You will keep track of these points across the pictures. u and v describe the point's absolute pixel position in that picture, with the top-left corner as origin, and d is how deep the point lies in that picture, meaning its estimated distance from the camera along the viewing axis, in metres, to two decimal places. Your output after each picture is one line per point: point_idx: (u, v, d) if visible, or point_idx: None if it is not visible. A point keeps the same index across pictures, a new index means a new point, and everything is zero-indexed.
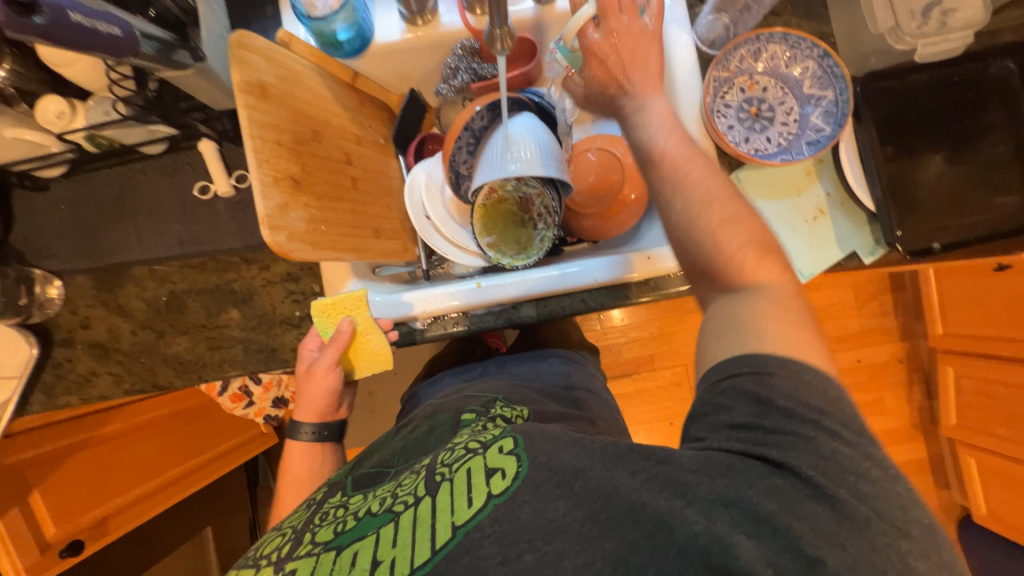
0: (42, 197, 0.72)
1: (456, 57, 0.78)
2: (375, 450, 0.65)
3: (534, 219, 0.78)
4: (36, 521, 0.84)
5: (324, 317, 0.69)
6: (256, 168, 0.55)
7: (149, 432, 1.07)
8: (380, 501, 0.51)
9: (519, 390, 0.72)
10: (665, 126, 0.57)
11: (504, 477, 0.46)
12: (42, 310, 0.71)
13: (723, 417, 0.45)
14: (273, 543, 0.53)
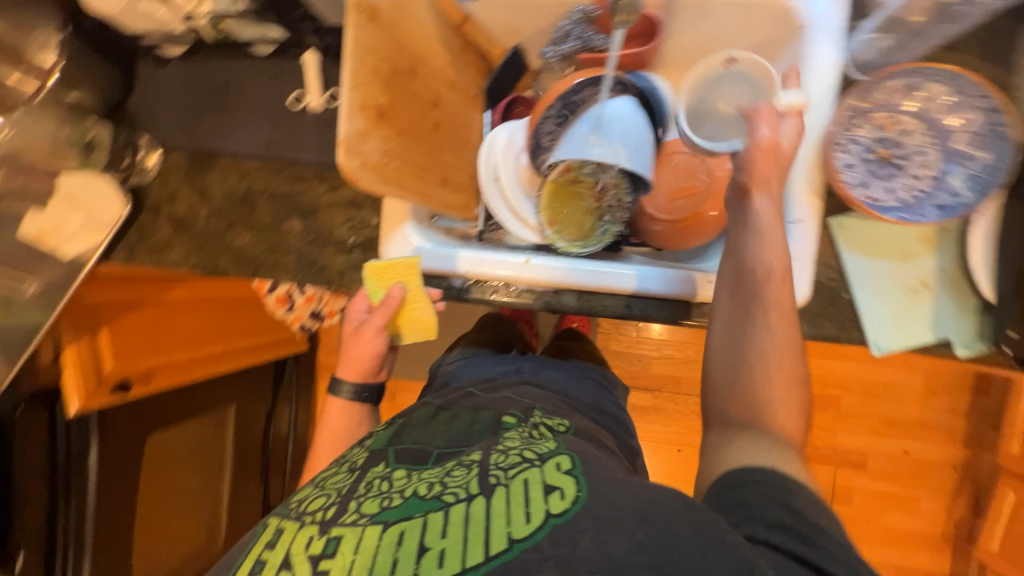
0: (160, 73, 0.78)
1: (571, 22, 0.74)
2: (414, 425, 0.64)
3: (602, 210, 0.75)
4: (96, 355, 0.95)
5: (375, 279, 0.71)
6: (349, 89, 0.56)
7: (191, 308, 1.18)
8: (427, 486, 0.52)
9: (554, 401, 0.74)
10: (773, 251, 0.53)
11: (564, 496, 0.46)
12: (139, 176, 0.78)
13: (755, 515, 0.43)
14: (318, 503, 0.54)
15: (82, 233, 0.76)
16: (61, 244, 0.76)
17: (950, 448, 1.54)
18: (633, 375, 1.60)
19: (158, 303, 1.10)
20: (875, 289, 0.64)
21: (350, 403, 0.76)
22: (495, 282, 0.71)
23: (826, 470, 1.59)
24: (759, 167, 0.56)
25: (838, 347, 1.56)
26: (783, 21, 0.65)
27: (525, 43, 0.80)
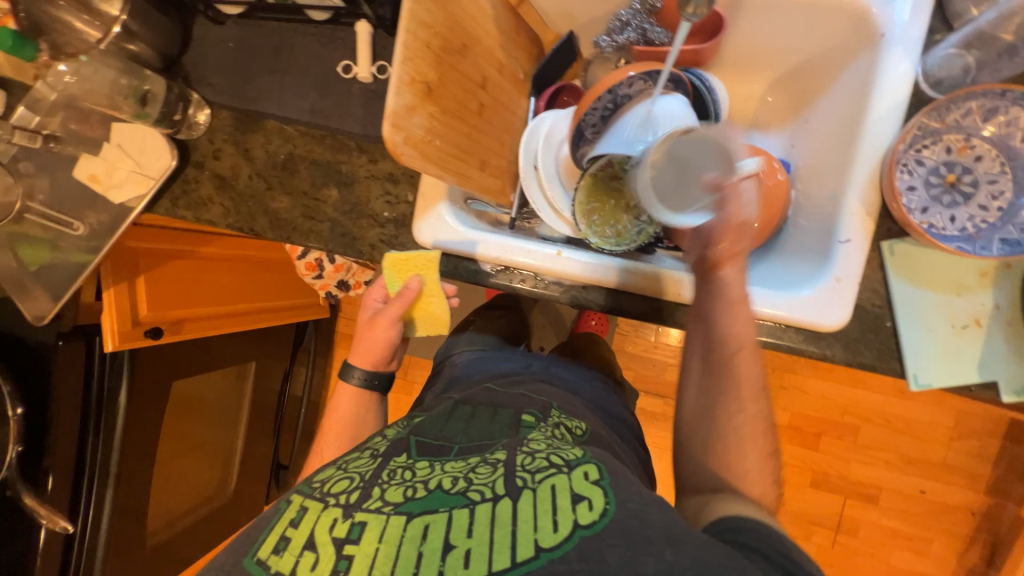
0: (216, 31, 0.78)
1: (631, 12, 0.72)
2: (430, 419, 0.67)
3: (640, 208, 0.73)
4: (134, 300, 0.99)
5: (394, 270, 0.73)
6: (400, 63, 0.55)
7: (215, 266, 1.20)
8: (452, 481, 0.53)
9: (572, 401, 0.76)
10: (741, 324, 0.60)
11: (591, 508, 0.48)
12: (188, 131, 0.79)
13: (758, 552, 0.48)
14: (341, 485, 0.55)
15: (131, 180, 0.81)
16: (113, 188, 0.82)
17: (970, 494, 1.48)
18: (646, 379, 1.58)
19: (196, 257, 1.14)
20: (920, 320, 0.60)
21: (360, 389, 0.80)
22: (524, 271, 0.71)
23: (833, 499, 1.55)
24: (726, 245, 0.60)
25: (863, 376, 1.50)
26: (853, 29, 0.63)
27: (580, 29, 0.79)
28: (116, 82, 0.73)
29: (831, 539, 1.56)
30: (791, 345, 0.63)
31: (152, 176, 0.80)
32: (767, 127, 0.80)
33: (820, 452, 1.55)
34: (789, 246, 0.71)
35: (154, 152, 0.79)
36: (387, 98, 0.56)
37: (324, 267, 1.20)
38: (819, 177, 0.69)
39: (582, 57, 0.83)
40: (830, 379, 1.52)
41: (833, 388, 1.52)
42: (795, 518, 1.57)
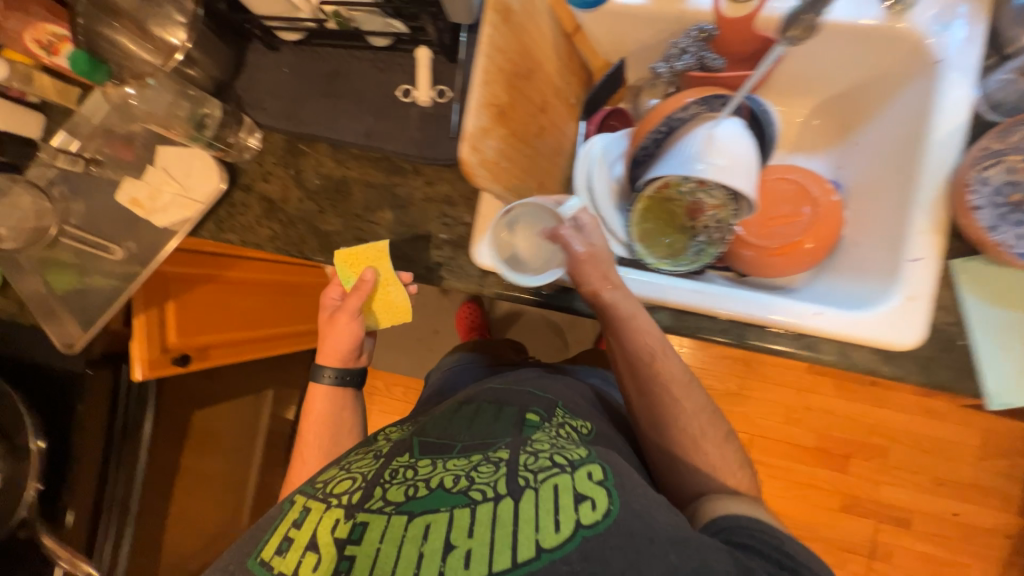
0: (271, 57, 0.79)
1: (688, 39, 0.71)
2: (434, 420, 0.68)
3: (696, 228, 0.75)
4: (164, 326, 0.97)
5: (348, 266, 0.74)
6: (478, 88, 0.56)
7: (245, 289, 1.16)
8: (454, 480, 0.55)
9: (578, 399, 0.76)
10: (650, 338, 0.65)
11: (593, 508, 0.51)
12: (239, 153, 0.79)
13: (748, 543, 0.54)
14: (344, 486, 0.59)
15: (176, 204, 0.80)
16: (156, 212, 0.81)
17: (1002, 515, 1.46)
18: None
19: (221, 281, 1.08)
20: (996, 337, 0.60)
21: (333, 388, 0.78)
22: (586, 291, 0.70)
23: (866, 525, 1.51)
24: (593, 278, 0.63)
25: (888, 395, 1.50)
26: (910, 56, 0.65)
27: (630, 57, 0.80)
28: (173, 105, 0.74)
29: (865, 566, 1.51)
30: (863, 364, 0.63)
31: (198, 200, 0.79)
32: (813, 150, 0.83)
33: (850, 475, 1.52)
34: (847, 261, 0.73)
35: (201, 174, 0.79)
36: (465, 119, 0.56)
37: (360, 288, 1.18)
38: (873, 199, 0.71)
39: (629, 84, 0.85)
40: (856, 399, 1.52)
41: (859, 408, 1.51)
42: (830, 545, 1.52)
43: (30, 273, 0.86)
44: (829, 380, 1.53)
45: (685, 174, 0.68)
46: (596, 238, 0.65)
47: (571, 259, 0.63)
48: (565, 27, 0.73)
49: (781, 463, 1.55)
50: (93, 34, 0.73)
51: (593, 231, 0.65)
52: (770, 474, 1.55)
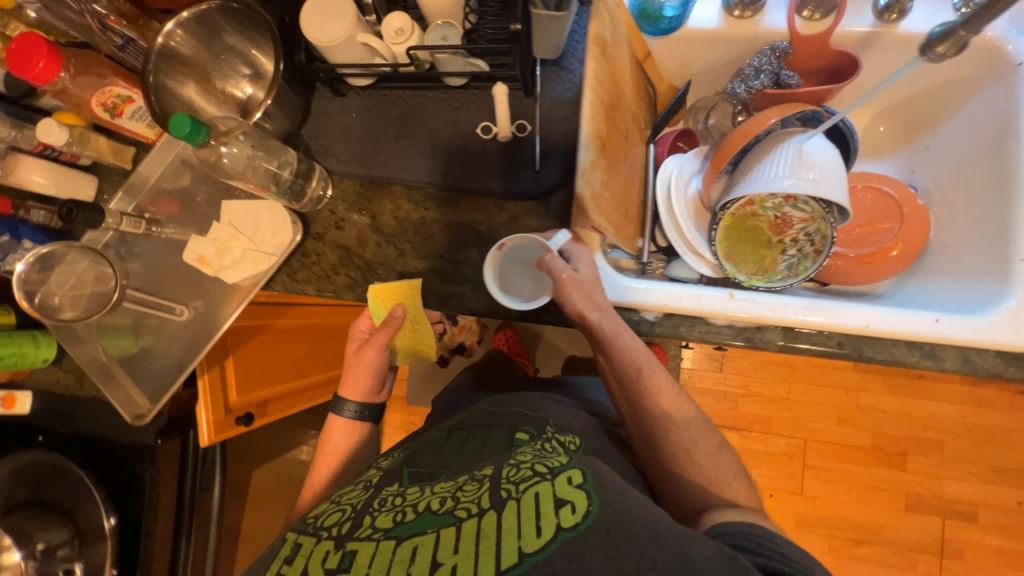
0: (337, 102, 0.77)
1: (762, 58, 0.72)
2: (424, 447, 0.66)
3: (784, 242, 0.74)
4: (225, 385, 0.92)
5: (379, 302, 0.74)
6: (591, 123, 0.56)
7: (291, 337, 1.08)
8: (440, 501, 0.53)
9: (571, 419, 0.71)
10: (639, 355, 0.66)
11: (574, 511, 0.48)
12: (313, 202, 0.76)
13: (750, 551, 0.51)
14: (335, 517, 0.56)
15: (247, 259, 0.77)
16: (226, 269, 0.78)
17: None
18: (718, 413, 1.52)
19: (272, 331, 1.01)
20: None
21: (352, 422, 0.78)
22: (692, 316, 0.68)
23: (934, 523, 1.41)
24: (577, 302, 0.63)
25: (937, 387, 1.43)
26: (987, 60, 0.67)
27: (695, 78, 0.81)
28: (253, 160, 0.69)
29: (937, 568, 1.41)
30: (988, 368, 0.62)
31: (272, 253, 0.76)
32: (879, 154, 0.84)
33: (910, 472, 1.43)
34: (940, 264, 0.73)
35: (274, 227, 0.76)
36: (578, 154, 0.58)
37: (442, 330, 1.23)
38: (960, 200, 0.72)
39: (692, 104, 0.85)
40: (906, 394, 1.44)
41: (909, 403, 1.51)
42: (900, 548, 1.42)
43: (90, 341, 0.81)
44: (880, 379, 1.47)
45: (773, 190, 0.67)
46: (585, 263, 0.66)
47: (555, 283, 0.63)
48: (638, 54, 0.73)
49: (838, 466, 1.46)
50: (164, 93, 0.70)
51: (579, 257, 0.66)
52: (832, 479, 1.46)
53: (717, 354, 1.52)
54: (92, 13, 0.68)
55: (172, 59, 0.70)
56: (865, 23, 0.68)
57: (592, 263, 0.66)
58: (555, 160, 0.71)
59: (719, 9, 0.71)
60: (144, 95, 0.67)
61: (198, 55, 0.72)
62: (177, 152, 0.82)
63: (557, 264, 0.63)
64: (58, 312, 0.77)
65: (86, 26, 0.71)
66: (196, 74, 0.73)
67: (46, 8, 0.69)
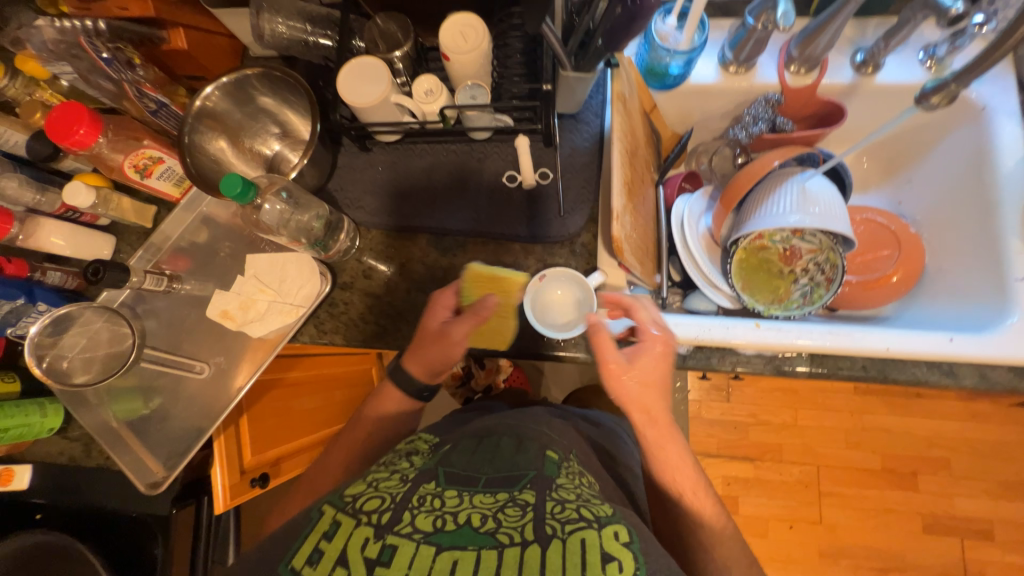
0: (363, 157, 0.80)
1: (759, 107, 0.81)
2: (457, 449, 0.64)
3: (796, 272, 0.79)
4: (239, 443, 0.88)
5: (474, 284, 0.72)
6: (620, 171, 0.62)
7: (303, 389, 1.05)
8: (481, 519, 0.50)
9: (588, 454, 0.72)
10: (679, 465, 0.68)
11: (621, 570, 0.45)
12: (340, 253, 0.77)
13: None
14: (374, 502, 0.52)
15: (273, 311, 0.77)
16: (250, 323, 0.77)
17: None
18: (730, 444, 1.50)
19: (285, 384, 0.98)
20: None
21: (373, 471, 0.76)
22: (722, 347, 0.70)
23: (951, 543, 1.41)
24: (634, 395, 0.65)
25: (935, 404, 1.45)
26: (956, 106, 0.75)
27: (696, 126, 0.88)
28: (288, 216, 0.71)
29: None
30: (1004, 383, 0.65)
31: (299, 305, 0.76)
32: (866, 187, 0.92)
33: (922, 492, 1.43)
34: (939, 288, 0.79)
35: (300, 277, 0.76)
36: (612, 200, 0.64)
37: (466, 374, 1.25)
38: (948, 232, 0.79)
39: (694, 150, 0.92)
40: (907, 414, 1.46)
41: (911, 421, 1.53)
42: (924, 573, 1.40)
43: (98, 405, 0.78)
44: (885, 400, 1.49)
45: (780, 226, 0.72)
46: (651, 365, 0.65)
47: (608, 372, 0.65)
48: (645, 106, 0.79)
49: (854, 490, 1.45)
50: (196, 153, 0.72)
51: (642, 350, 0.66)
52: (848, 505, 1.44)
53: (725, 384, 1.53)
54: (129, 81, 0.69)
55: (205, 118, 0.72)
56: (846, 76, 0.76)
57: (655, 362, 0.65)
58: (578, 207, 0.75)
59: (716, 67, 0.79)
60: (181, 159, 0.70)
61: (230, 113, 0.75)
62: (199, 211, 0.83)
63: (611, 352, 0.65)
64: (69, 376, 0.74)
65: (118, 92, 0.72)
66: (228, 132, 0.76)
67: (81, 77, 0.71)
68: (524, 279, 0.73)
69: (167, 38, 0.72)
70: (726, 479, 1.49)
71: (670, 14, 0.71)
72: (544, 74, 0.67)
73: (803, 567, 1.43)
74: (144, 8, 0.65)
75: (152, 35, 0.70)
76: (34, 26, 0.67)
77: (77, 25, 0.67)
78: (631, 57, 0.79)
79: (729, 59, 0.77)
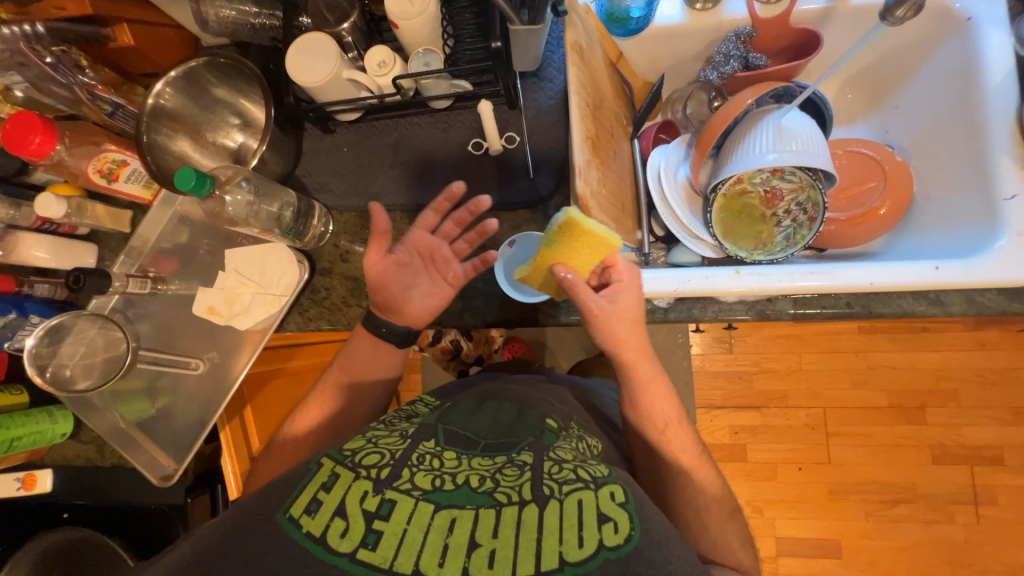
0: (327, 139, 0.78)
1: (729, 45, 0.76)
2: (456, 411, 0.65)
3: (778, 215, 0.76)
4: (246, 434, 0.92)
5: (566, 234, 0.60)
6: (578, 124, 0.62)
7: (302, 377, 1.07)
8: (480, 478, 0.51)
9: (588, 418, 0.74)
10: (668, 416, 0.69)
11: (617, 530, 0.47)
12: (313, 240, 0.77)
13: None
14: (373, 458, 0.53)
15: (257, 303, 0.78)
16: (236, 316, 0.78)
17: None
18: (735, 394, 1.50)
19: (285, 374, 1.01)
20: None
21: None
22: (705, 298, 0.70)
23: (962, 471, 1.42)
24: (623, 334, 0.65)
25: (942, 337, 1.43)
26: (938, 19, 0.71)
27: (667, 72, 0.84)
28: (255, 206, 0.70)
29: (975, 517, 1.41)
30: (993, 306, 0.65)
31: (280, 294, 0.77)
32: (852, 119, 0.89)
33: (930, 424, 1.43)
34: (929, 216, 0.76)
35: (279, 266, 0.77)
36: (573, 155, 0.62)
37: (458, 349, 1.26)
38: (935, 157, 0.76)
39: (669, 98, 0.89)
40: (913, 349, 1.44)
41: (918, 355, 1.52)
42: (934, 502, 1.42)
43: (105, 409, 0.81)
44: (891, 337, 1.46)
45: (758, 166, 0.69)
46: (631, 301, 0.65)
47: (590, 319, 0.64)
48: (610, 55, 0.76)
49: (861, 429, 1.45)
50: (156, 150, 0.72)
51: (619, 290, 0.65)
52: (856, 444, 1.45)
53: (727, 335, 1.51)
54: (80, 85, 0.69)
55: (162, 117, 0.72)
56: (819, 2, 0.72)
57: (633, 298, 0.65)
58: (548, 168, 0.73)
59: (682, 5, 0.75)
60: (140, 157, 0.69)
61: (188, 109, 0.75)
62: (174, 210, 0.83)
63: (592, 298, 0.63)
64: (71, 383, 0.76)
65: (73, 98, 0.72)
66: (188, 130, 0.75)
67: (33, 87, 0.71)
68: (617, 245, 0.62)
69: (112, 35, 0.70)
70: (732, 429, 1.50)
71: None
72: (493, 30, 0.63)
73: (813, 505, 1.46)
74: (82, 7, 0.64)
75: (97, 34, 0.69)
76: None
77: (16, 32, 0.65)
78: (590, 4, 0.75)
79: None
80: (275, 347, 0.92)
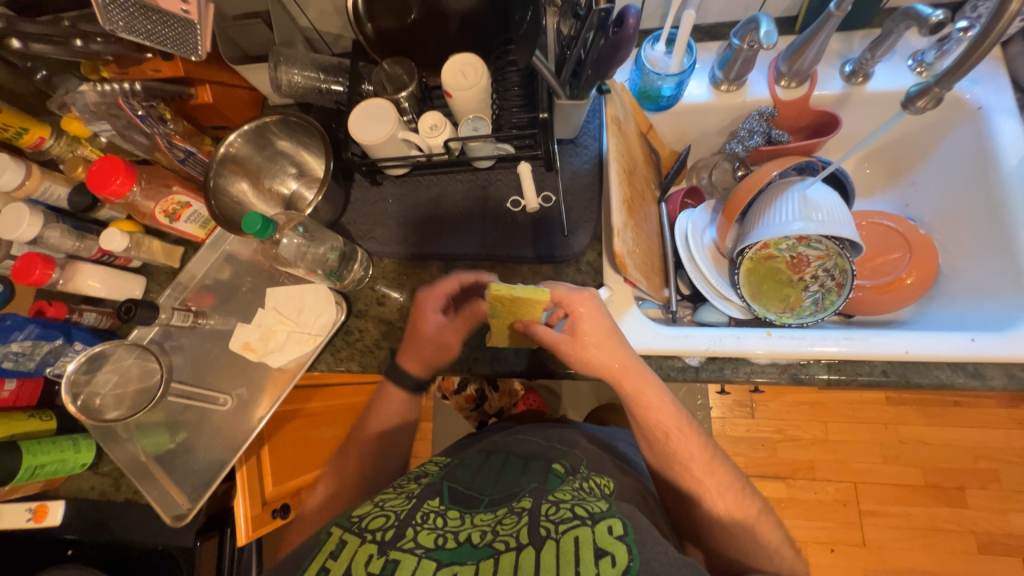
0: (374, 191, 0.84)
1: (752, 122, 0.82)
2: (463, 468, 0.64)
3: (805, 280, 0.78)
4: (260, 474, 0.89)
5: (498, 306, 0.62)
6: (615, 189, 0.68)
7: (319, 419, 1.06)
8: (480, 534, 0.50)
9: (600, 460, 0.69)
10: (722, 484, 0.66)
11: (614, 564, 0.44)
12: (354, 281, 0.80)
13: None
14: (378, 522, 0.52)
15: (292, 341, 0.79)
16: (270, 353, 0.80)
17: None
18: (758, 463, 1.44)
19: (304, 415, 1.00)
20: None
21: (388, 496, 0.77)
22: (739, 359, 0.70)
23: (1012, 564, 1.30)
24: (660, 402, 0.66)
25: (973, 413, 1.38)
26: (952, 107, 0.76)
27: (693, 143, 0.90)
28: (304, 249, 0.74)
29: None
30: None
31: (315, 334, 0.79)
32: (871, 192, 0.93)
33: (970, 508, 1.34)
34: (956, 287, 0.77)
35: (317, 307, 0.79)
36: (613, 217, 0.67)
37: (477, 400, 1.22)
38: (956, 232, 0.79)
39: (694, 166, 0.94)
40: (944, 424, 1.39)
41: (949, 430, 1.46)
42: None
43: (127, 440, 0.81)
44: (923, 410, 1.40)
45: (784, 234, 0.72)
46: (590, 326, 0.65)
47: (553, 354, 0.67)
48: (640, 127, 0.81)
49: (897, 509, 1.36)
50: (220, 195, 0.78)
51: (574, 319, 0.65)
52: (892, 525, 1.36)
53: (748, 399, 1.48)
54: (161, 135, 0.76)
55: (229, 163, 0.78)
56: (837, 87, 0.78)
57: (594, 320, 0.65)
58: (581, 226, 0.77)
59: (708, 86, 0.82)
60: (207, 203, 0.75)
61: (252, 157, 0.81)
62: (222, 250, 0.88)
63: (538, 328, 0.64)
64: (101, 412, 0.76)
65: (151, 145, 0.79)
66: (249, 176, 0.82)
67: (117, 134, 0.78)
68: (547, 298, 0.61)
69: (194, 93, 0.78)
70: None
71: (658, 41, 0.76)
72: (539, 102, 0.69)
73: None
74: (175, 69, 0.73)
75: (182, 92, 0.77)
76: (79, 90, 0.74)
77: (116, 88, 0.74)
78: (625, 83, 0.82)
79: (719, 78, 0.80)
80: (300, 387, 0.93)
